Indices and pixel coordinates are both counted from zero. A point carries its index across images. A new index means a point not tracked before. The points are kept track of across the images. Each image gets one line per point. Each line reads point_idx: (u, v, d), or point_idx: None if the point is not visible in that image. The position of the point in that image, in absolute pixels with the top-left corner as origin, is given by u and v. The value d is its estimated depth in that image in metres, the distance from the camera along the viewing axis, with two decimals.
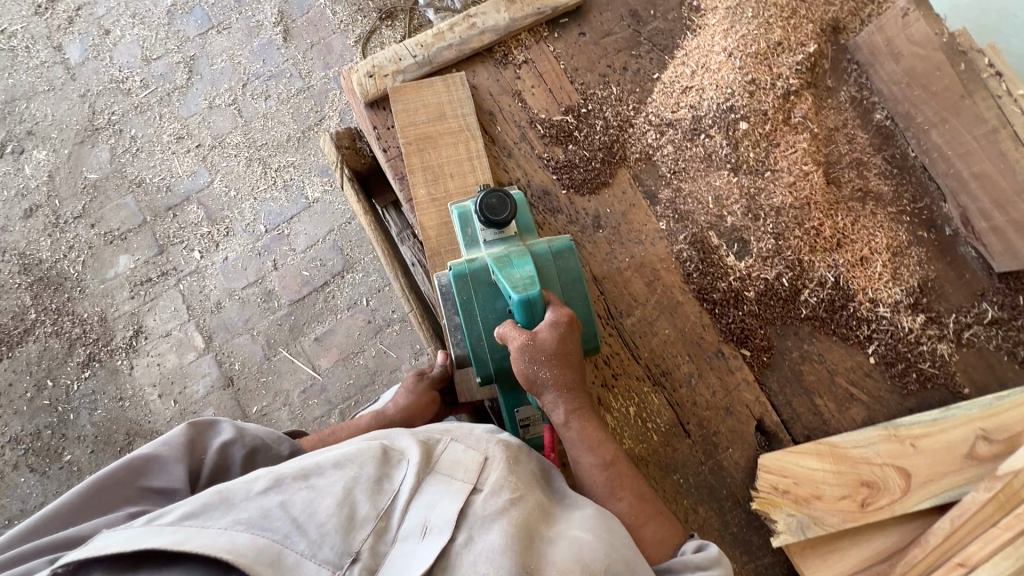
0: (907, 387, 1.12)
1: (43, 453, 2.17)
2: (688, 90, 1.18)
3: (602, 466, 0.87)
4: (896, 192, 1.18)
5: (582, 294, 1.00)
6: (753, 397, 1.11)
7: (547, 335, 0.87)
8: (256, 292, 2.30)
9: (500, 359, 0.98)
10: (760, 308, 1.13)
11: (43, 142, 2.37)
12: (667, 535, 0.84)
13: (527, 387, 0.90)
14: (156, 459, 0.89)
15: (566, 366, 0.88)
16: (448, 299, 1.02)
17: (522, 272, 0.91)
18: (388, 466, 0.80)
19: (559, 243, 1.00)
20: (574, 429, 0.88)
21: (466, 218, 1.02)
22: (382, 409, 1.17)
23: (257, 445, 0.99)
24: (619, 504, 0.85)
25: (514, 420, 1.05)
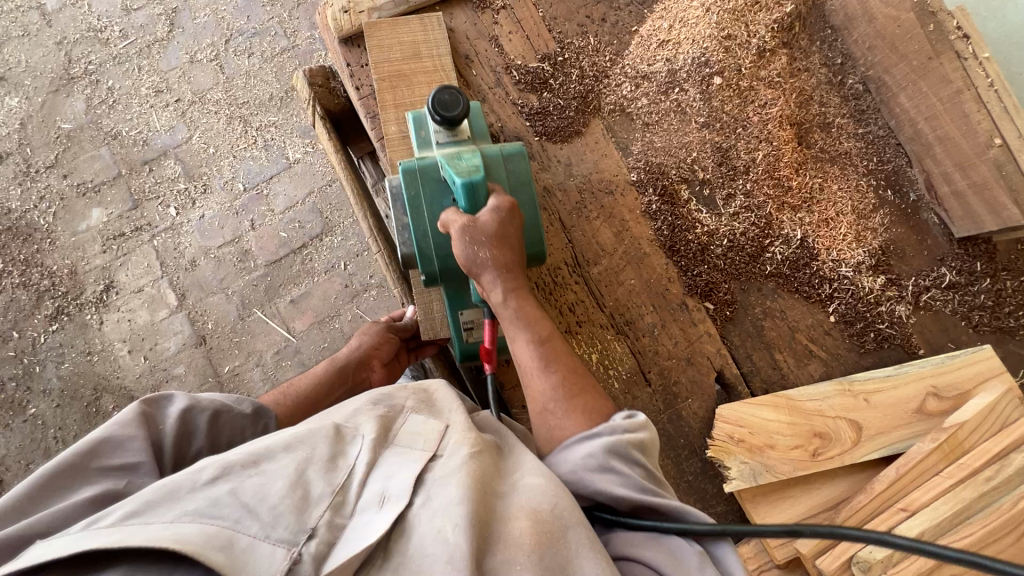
0: (864, 346, 1.14)
1: (7, 405, 2.13)
2: (665, 44, 1.18)
3: (539, 341, 0.86)
4: (864, 155, 1.19)
5: (530, 200, 0.98)
6: (714, 349, 1.13)
7: (487, 218, 0.87)
8: (232, 251, 2.27)
9: (445, 257, 0.95)
10: (725, 262, 1.14)
11: (15, 89, 2.31)
12: (601, 409, 0.81)
13: (466, 271, 0.90)
14: (106, 439, 0.80)
15: (506, 247, 0.88)
16: (395, 199, 0.99)
17: (468, 162, 0.90)
18: (341, 445, 0.76)
19: (511, 147, 0.98)
20: (511, 307, 0.88)
21: (421, 122, 1.00)
22: (337, 354, 1.21)
23: (218, 407, 0.93)
24: (553, 377, 0.83)
25: (457, 323, 1.04)
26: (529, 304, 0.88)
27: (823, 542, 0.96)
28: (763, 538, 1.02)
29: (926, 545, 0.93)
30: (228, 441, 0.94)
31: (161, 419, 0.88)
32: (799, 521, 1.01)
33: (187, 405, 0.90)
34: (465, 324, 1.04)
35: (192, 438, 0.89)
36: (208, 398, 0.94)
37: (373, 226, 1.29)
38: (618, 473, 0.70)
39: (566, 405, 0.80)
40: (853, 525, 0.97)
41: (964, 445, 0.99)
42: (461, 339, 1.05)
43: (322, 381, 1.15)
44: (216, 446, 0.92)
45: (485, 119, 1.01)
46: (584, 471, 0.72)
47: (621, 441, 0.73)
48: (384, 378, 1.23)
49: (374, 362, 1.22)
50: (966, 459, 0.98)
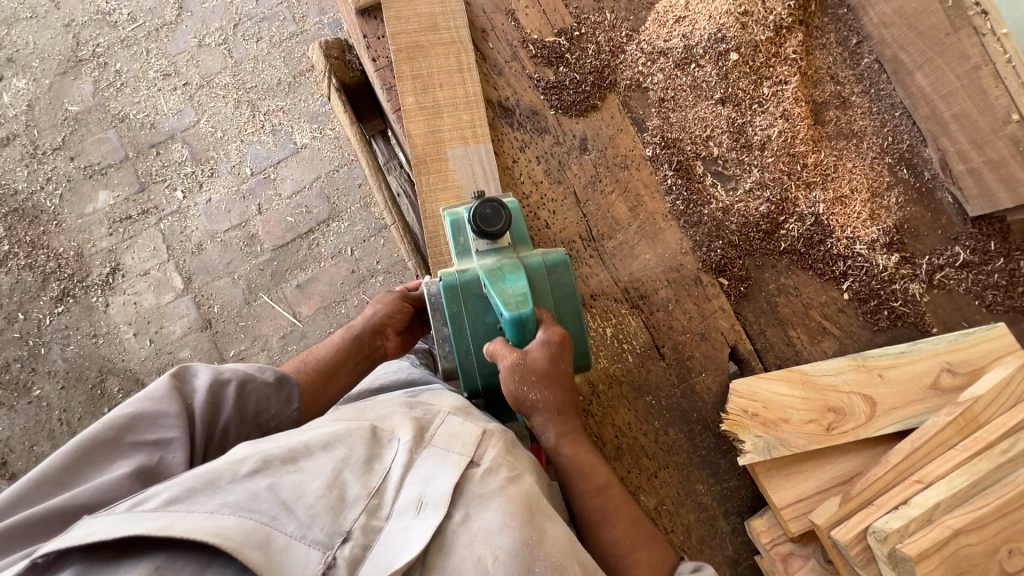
0: (878, 323, 1.14)
1: (12, 387, 2.12)
2: (682, 19, 1.17)
3: (595, 493, 0.85)
4: (880, 132, 1.19)
5: (573, 312, 0.97)
6: (728, 324, 1.13)
7: (538, 355, 0.86)
8: (238, 235, 2.27)
9: (489, 375, 0.95)
10: (740, 239, 1.14)
11: (23, 71, 2.30)
12: (661, 562, 0.82)
13: (515, 406, 0.89)
14: (140, 414, 0.84)
15: (557, 387, 0.87)
16: (435, 309, 0.96)
17: (514, 287, 0.87)
18: (377, 447, 0.77)
19: (553, 256, 0.96)
20: (565, 453, 0.87)
21: (458, 226, 0.96)
22: (353, 323, 1.21)
23: (243, 377, 0.97)
24: (613, 531, 0.83)
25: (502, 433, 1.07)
26: (582, 446, 0.88)
27: (837, 515, 0.96)
28: (777, 511, 1.02)
29: (941, 516, 0.90)
30: (255, 409, 0.97)
31: (190, 391, 0.92)
32: (812, 495, 1.02)
33: (213, 376, 0.94)
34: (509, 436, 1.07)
35: (220, 409, 0.93)
36: (231, 369, 0.98)
37: (387, 200, 1.31)
38: None
39: (632, 559, 0.81)
40: (868, 497, 0.97)
41: (979, 420, 0.99)
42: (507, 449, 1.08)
43: (339, 350, 1.15)
44: (244, 417, 0.95)
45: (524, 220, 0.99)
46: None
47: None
48: (398, 348, 1.24)
49: (388, 330, 1.22)
50: (981, 433, 0.97)
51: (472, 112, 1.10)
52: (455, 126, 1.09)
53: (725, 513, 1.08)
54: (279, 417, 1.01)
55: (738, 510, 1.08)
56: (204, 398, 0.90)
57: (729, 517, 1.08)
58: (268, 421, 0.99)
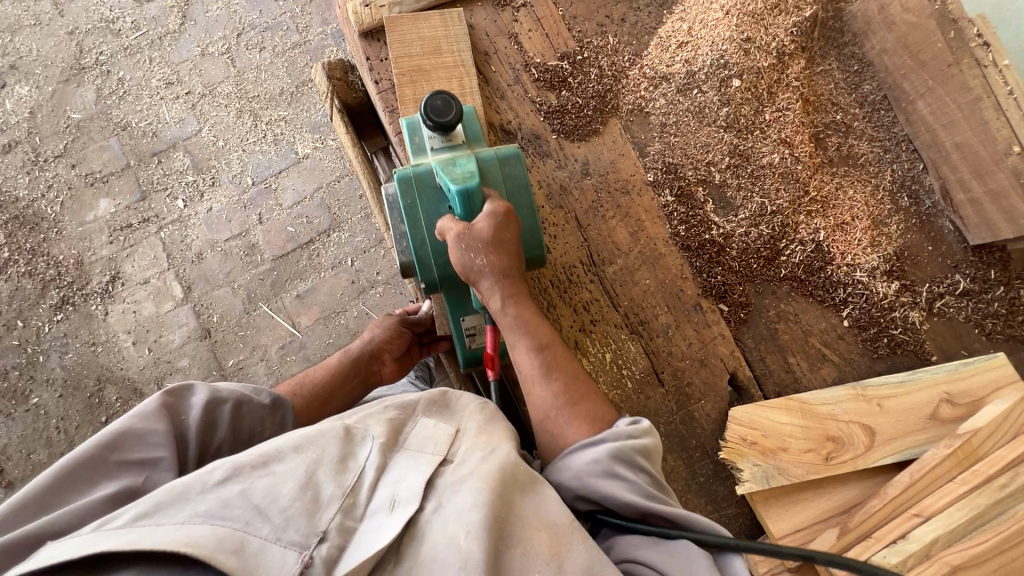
0: (878, 351, 1.14)
1: (10, 394, 2.12)
2: (685, 45, 1.18)
3: (537, 351, 0.89)
4: (882, 158, 1.19)
5: (526, 202, 1.00)
6: (728, 350, 1.12)
7: (483, 224, 0.90)
8: (239, 245, 2.27)
9: (444, 265, 0.98)
10: (740, 265, 1.14)
11: (26, 77, 2.31)
12: (601, 416, 0.85)
13: (464, 278, 0.92)
14: (130, 433, 0.84)
15: (503, 253, 0.91)
16: (392, 207, 1.00)
17: (463, 170, 0.92)
18: (351, 446, 0.78)
19: (506, 150, 1.00)
20: (510, 314, 0.92)
21: (415, 128, 1.02)
22: (351, 346, 1.22)
23: (239, 398, 0.96)
24: (552, 385, 0.87)
25: (460, 330, 1.07)
26: (528, 310, 0.92)
27: (835, 548, 0.96)
28: (775, 541, 1.02)
29: (941, 551, 0.92)
30: (250, 431, 0.96)
31: (184, 410, 0.91)
32: (810, 525, 1.02)
33: (209, 396, 0.93)
34: (466, 331, 1.07)
35: (214, 430, 0.92)
36: (228, 389, 0.98)
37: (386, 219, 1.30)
38: (622, 479, 0.76)
39: (568, 412, 0.85)
40: (867, 530, 0.97)
41: (978, 453, 0.99)
42: (464, 346, 1.08)
43: (335, 373, 1.15)
44: (238, 439, 0.94)
45: (479, 124, 1.04)
46: (590, 477, 0.78)
47: (625, 446, 0.78)
48: (394, 373, 1.25)
49: (386, 355, 1.23)
50: (980, 466, 0.97)
51: None
52: None
53: None
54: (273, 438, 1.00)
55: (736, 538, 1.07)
56: (197, 419, 0.89)
57: None
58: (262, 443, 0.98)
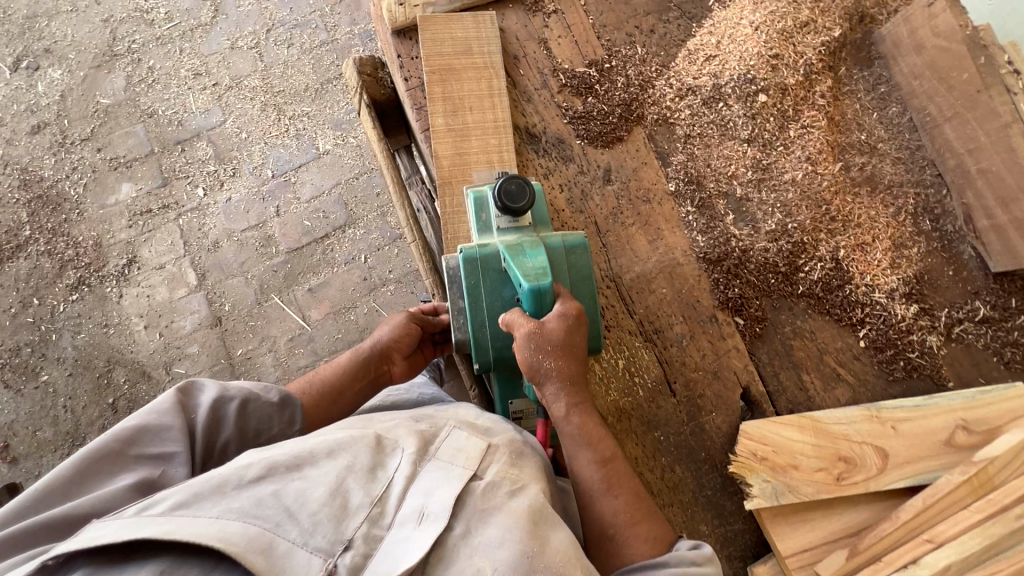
0: (893, 374, 1.13)
1: (21, 370, 2.15)
2: (712, 58, 1.19)
3: (601, 464, 0.87)
4: (903, 179, 1.19)
5: (589, 294, 0.99)
6: (742, 364, 1.12)
7: (554, 326, 0.88)
8: (255, 236, 2.29)
9: (501, 347, 0.98)
10: (758, 279, 1.14)
11: (59, 62, 2.36)
12: (658, 531, 0.84)
13: (529, 377, 0.90)
14: (145, 427, 0.85)
15: (572, 359, 0.89)
16: (453, 282, 1.00)
17: (533, 262, 0.91)
18: (381, 455, 0.78)
19: (573, 238, 0.99)
20: (573, 422, 0.89)
21: (481, 203, 1.01)
22: (361, 345, 1.21)
23: (247, 395, 0.98)
24: (615, 501, 0.85)
25: (508, 412, 1.08)
26: (590, 417, 0.90)
27: (844, 568, 0.96)
28: (782, 559, 1.00)
29: None
30: (256, 429, 0.97)
31: (194, 406, 0.93)
32: (820, 545, 1.00)
33: (218, 394, 0.95)
34: (513, 414, 1.08)
35: (222, 427, 0.94)
36: (236, 387, 0.99)
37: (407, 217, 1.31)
38: None
39: (629, 532, 0.83)
40: (877, 553, 0.96)
41: (994, 481, 0.97)
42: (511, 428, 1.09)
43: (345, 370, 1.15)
44: (244, 437, 0.96)
45: (547, 205, 1.03)
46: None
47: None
48: (404, 372, 1.24)
49: (395, 355, 1.22)
50: (995, 495, 0.96)
51: (500, 137, 1.11)
52: (482, 149, 1.10)
53: (727, 557, 1.06)
54: (280, 438, 1.00)
55: (741, 554, 1.06)
56: (206, 415, 0.91)
57: (732, 561, 1.06)
58: (269, 441, 0.99)
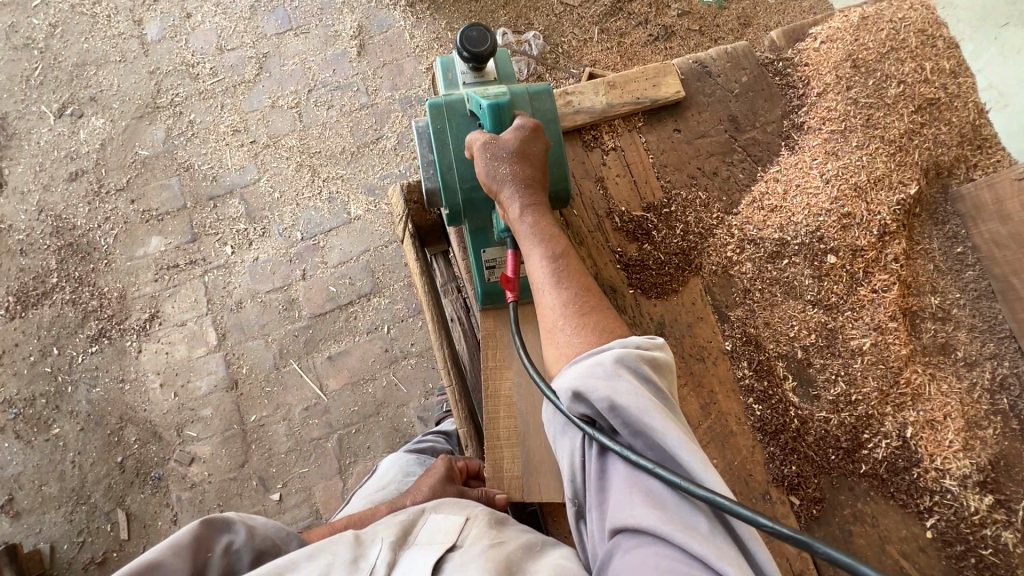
0: (963, 573, 1.00)
1: (33, 421, 2.11)
2: (777, 209, 1.14)
3: (552, 257, 0.88)
4: (979, 351, 1.10)
5: (555, 134, 1.03)
6: (796, 550, 1.02)
7: (510, 136, 0.93)
8: (279, 298, 2.25)
9: (470, 190, 1.03)
10: (817, 455, 1.05)
11: (103, 111, 2.38)
12: (611, 329, 0.82)
13: (487, 188, 0.93)
14: (157, 567, 0.80)
15: (527, 163, 0.92)
16: (424, 137, 1.07)
17: (495, 89, 0.98)
18: (362, 548, 0.81)
19: (538, 86, 1.04)
20: (527, 222, 0.91)
21: (449, 69, 1.17)
22: (400, 504, 1.08)
23: (264, 548, 0.93)
24: (564, 292, 0.86)
25: (480, 261, 1.14)
26: (545, 220, 0.92)
27: None
28: None
29: None
30: None
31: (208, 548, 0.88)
32: None
33: (237, 541, 0.90)
34: (487, 263, 1.14)
35: None
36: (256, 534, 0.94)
37: (445, 356, 1.24)
38: (624, 386, 0.71)
39: (575, 318, 0.84)
40: None
41: None
42: (484, 279, 1.15)
43: None
44: None
45: (510, 66, 1.16)
46: (589, 376, 0.74)
47: (631, 354, 0.75)
48: None
49: None
50: None
51: None
52: None
53: None
54: None
55: None
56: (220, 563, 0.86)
57: None
58: None
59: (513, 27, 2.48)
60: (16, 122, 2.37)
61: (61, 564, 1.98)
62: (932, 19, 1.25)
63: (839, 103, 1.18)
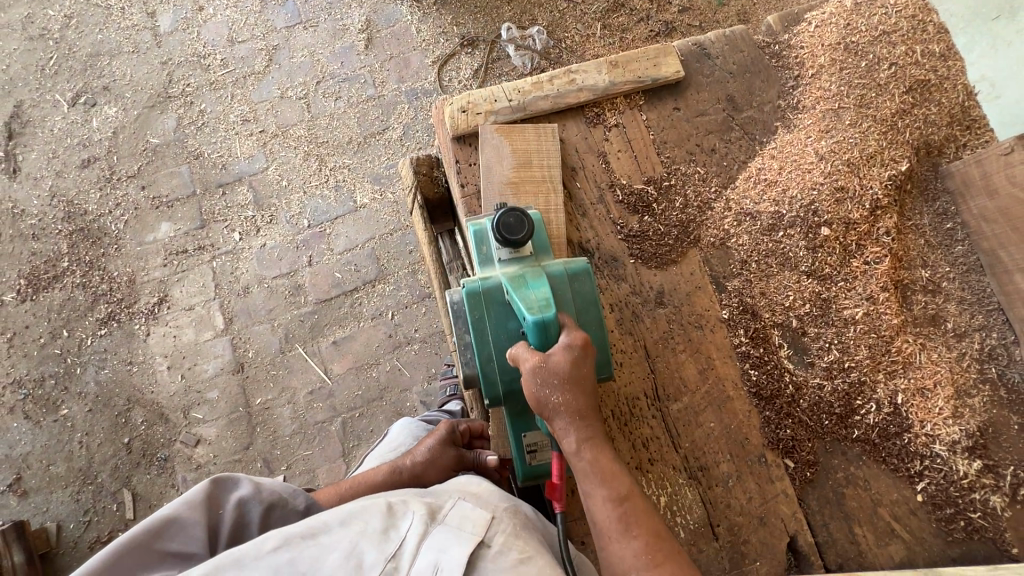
0: (951, 534, 1.03)
1: (42, 402, 2.15)
2: (773, 184, 1.18)
3: (614, 501, 0.82)
4: (968, 322, 1.14)
5: (596, 319, 1.00)
6: (791, 511, 1.05)
7: (559, 357, 0.87)
8: (285, 284, 2.29)
9: (509, 381, 0.99)
10: (811, 420, 1.08)
11: (115, 100, 2.44)
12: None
13: (537, 410, 0.89)
14: (174, 520, 0.84)
15: (579, 392, 0.87)
16: (460, 317, 1.03)
17: (536, 293, 0.93)
18: (393, 518, 0.81)
19: (575, 265, 1.01)
20: (584, 457, 0.86)
21: (482, 237, 1.05)
22: (402, 462, 1.14)
23: (274, 501, 0.94)
24: (633, 542, 0.79)
25: (520, 444, 1.07)
26: (603, 452, 0.86)
27: None
28: None
29: None
30: None
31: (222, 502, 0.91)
32: None
33: (247, 494, 0.92)
34: (527, 446, 1.06)
35: (244, 531, 0.90)
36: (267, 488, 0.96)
37: None
38: None
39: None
40: None
41: None
42: (524, 460, 1.06)
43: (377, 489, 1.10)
44: None
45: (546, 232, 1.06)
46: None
47: None
48: None
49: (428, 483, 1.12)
50: None
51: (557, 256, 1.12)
52: None
53: None
54: None
55: None
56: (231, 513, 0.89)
57: None
58: None
59: (517, 22, 2.54)
60: (30, 110, 2.42)
61: (67, 542, 2.01)
62: (922, 5, 1.29)
63: (833, 84, 1.23)
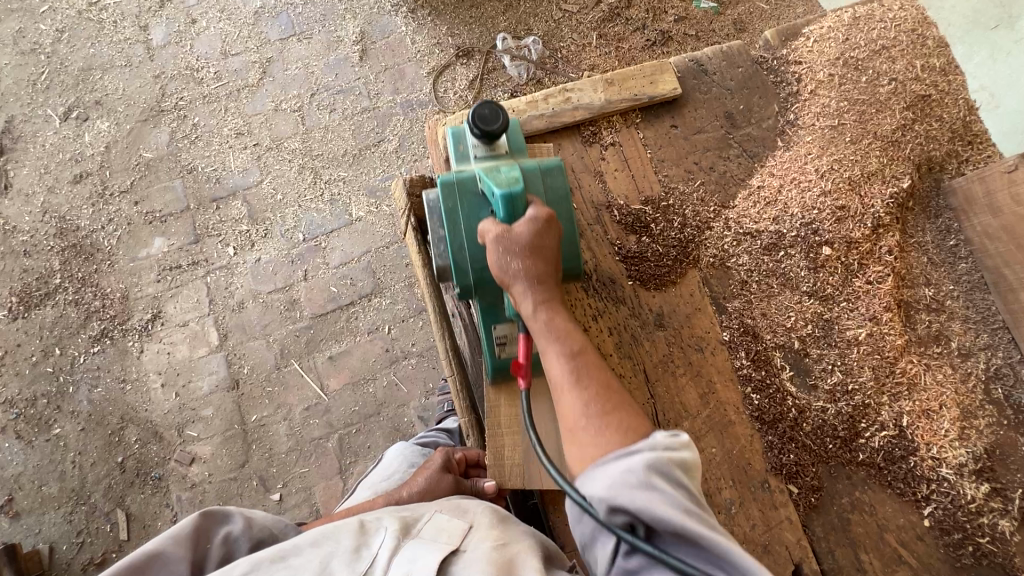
0: (960, 560, 1.00)
1: (34, 421, 2.12)
2: (772, 202, 1.16)
3: (569, 355, 0.81)
4: (973, 341, 1.12)
5: (566, 214, 1.00)
6: (795, 538, 1.02)
7: (523, 228, 0.87)
8: (280, 298, 2.27)
9: (481, 270, 1.00)
10: (815, 444, 1.06)
11: (108, 114, 2.41)
12: (637, 428, 0.74)
13: (497, 280, 0.88)
14: (158, 555, 0.80)
15: (540, 258, 0.87)
16: (435, 214, 1.05)
17: (506, 175, 0.94)
18: (365, 537, 0.81)
19: (548, 162, 1.01)
20: (541, 319, 0.85)
21: (460, 136, 1.08)
22: (399, 492, 1.10)
23: (263, 538, 0.93)
24: (583, 394, 0.77)
25: (491, 339, 1.10)
26: (560, 316, 0.85)
27: None
28: None
29: None
30: None
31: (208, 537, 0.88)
32: None
33: (237, 530, 0.90)
34: (499, 340, 1.10)
35: None
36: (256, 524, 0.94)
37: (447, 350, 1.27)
38: (661, 494, 0.66)
39: (602, 419, 0.75)
40: None
41: None
42: (493, 354, 1.12)
43: None
44: None
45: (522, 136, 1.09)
46: (622, 487, 0.67)
47: (663, 457, 0.68)
48: None
49: None
50: None
51: None
52: None
53: None
54: None
55: None
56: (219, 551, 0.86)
57: None
58: None
59: (513, 33, 2.53)
60: (22, 125, 2.39)
61: (58, 565, 1.97)
62: (920, 19, 1.27)
63: (831, 100, 1.22)
